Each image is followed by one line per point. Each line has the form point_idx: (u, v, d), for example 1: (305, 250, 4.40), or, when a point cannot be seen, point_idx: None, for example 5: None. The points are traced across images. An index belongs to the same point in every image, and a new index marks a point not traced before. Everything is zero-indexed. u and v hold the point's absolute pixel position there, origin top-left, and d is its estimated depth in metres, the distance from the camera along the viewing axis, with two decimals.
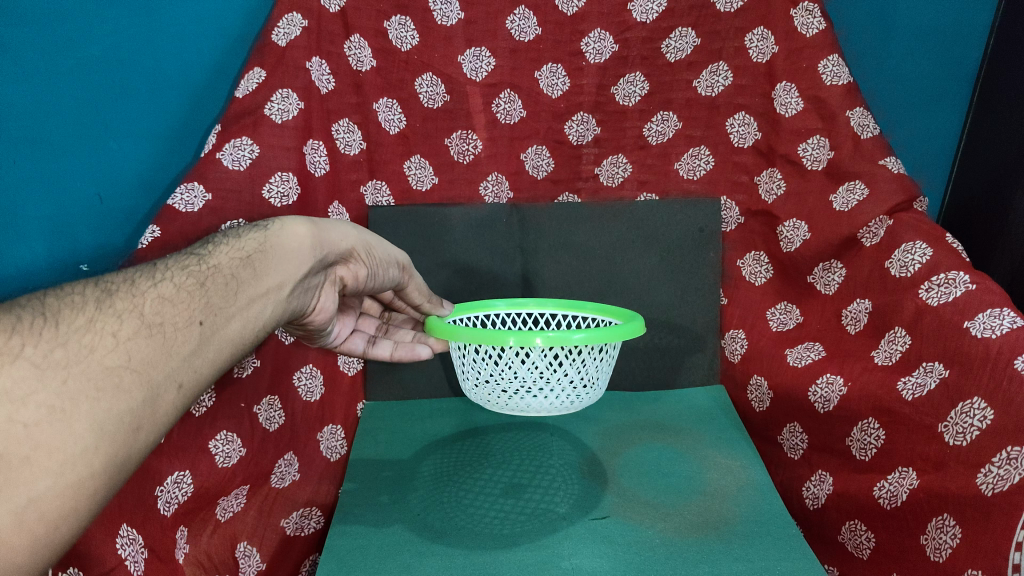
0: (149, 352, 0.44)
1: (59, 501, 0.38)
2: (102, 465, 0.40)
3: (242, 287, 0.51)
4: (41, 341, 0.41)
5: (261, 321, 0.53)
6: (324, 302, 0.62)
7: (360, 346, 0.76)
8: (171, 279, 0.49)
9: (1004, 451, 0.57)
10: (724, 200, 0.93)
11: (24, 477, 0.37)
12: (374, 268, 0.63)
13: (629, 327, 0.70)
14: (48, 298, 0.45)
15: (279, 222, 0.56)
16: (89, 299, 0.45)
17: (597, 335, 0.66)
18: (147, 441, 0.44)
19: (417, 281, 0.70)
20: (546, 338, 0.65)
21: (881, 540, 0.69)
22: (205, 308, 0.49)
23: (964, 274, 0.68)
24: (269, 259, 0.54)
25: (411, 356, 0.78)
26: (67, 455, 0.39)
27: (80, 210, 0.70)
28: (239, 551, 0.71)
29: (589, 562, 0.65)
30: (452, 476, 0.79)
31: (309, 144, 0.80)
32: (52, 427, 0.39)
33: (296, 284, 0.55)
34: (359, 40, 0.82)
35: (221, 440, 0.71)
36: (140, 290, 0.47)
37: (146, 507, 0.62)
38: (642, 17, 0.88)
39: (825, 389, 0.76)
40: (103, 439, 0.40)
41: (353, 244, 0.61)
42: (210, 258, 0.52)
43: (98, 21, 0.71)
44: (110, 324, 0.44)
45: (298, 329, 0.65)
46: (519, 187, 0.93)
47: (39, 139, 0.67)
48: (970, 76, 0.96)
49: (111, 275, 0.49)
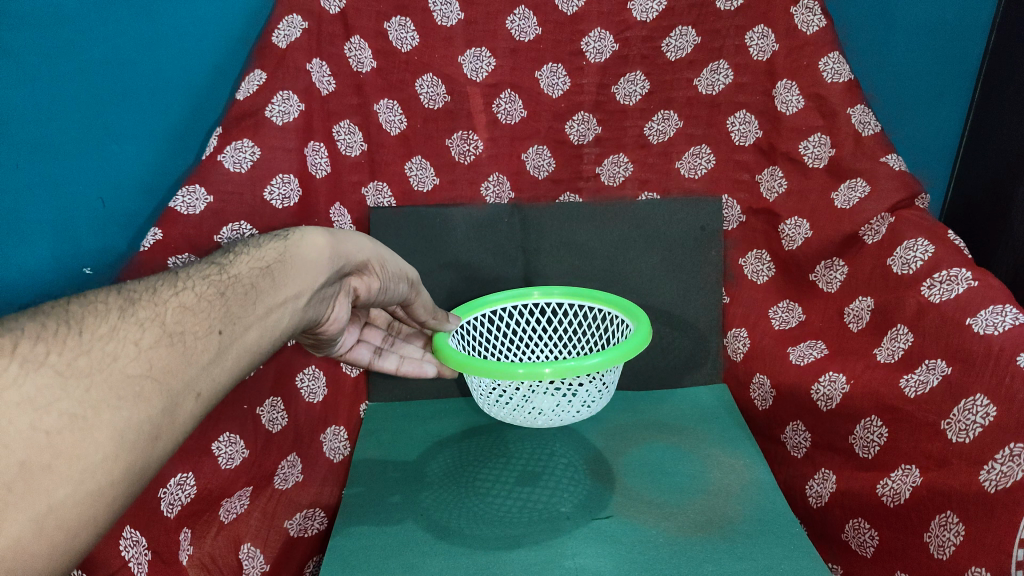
0: (169, 362, 0.45)
1: (78, 509, 0.39)
2: (122, 474, 0.41)
3: (260, 296, 0.52)
4: (65, 348, 0.43)
5: (278, 332, 0.53)
6: (337, 312, 0.62)
7: (365, 356, 0.75)
8: (191, 288, 0.50)
9: (1007, 448, 0.58)
10: (725, 199, 0.92)
11: (44, 485, 0.38)
12: (387, 280, 0.63)
13: (636, 340, 0.71)
14: (72, 305, 0.47)
15: (298, 232, 0.57)
16: (112, 308, 0.47)
17: (607, 358, 0.67)
18: (165, 450, 0.44)
19: (424, 297, 0.70)
20: (555, 367, 0.66)
21: (883, 539, 0.69)
22: (224, 317, 0.50)
23: (966, 270, 0.68)
24: (288, 270, 0.54)
25: (416, 373, 0.76)
26: (88, 463, 0.39)
27: (84, 216, 0.71)
28: (243, 552, 0.71)
29: (593, 562, 0.66)
30: (458, 476, 0.79)
31: (309, 145, 0.79)
32: (73, 435, 0.40)
33: (313, 294, 0.56)
34: (360, 41, 0.81)
35: (224, 442, 0.71)
36: (162, 298, 0.49)
37: (149, 510, 0.62)
38: (642, 16, 0.86)
39: (827, 387, 0.76)
40: (122, 446, 0.41)
41: (369, 255, 0.61)
42: (231, 268, 0.53)
43: (99, 25, 0.70)
44: (132, 333, 0.45)
45: (309, 337, 0.65)
46: (519, 188, 0.93)
47: (41, 143, 0.66)
48: (971, 72, 0.95)
49: (134, 283, 0.50)
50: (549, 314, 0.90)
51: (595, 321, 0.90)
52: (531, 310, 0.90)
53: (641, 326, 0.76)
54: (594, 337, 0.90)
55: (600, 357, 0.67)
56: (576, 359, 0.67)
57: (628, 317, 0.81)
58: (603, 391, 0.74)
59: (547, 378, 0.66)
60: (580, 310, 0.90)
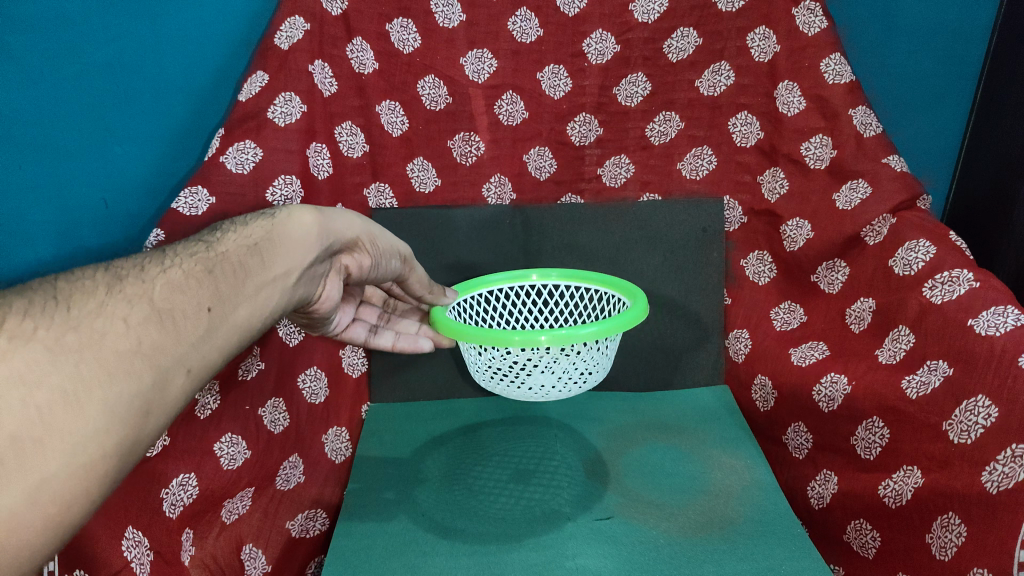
0: (159, 339, 0.45)
1: (70, 483, 0.38)
2: (113, 448, 0.40)
3: (249, 274, 0.52)
4: (53, 324, 0.42)
5: (268, 310, 0.54)
6: (329, 291, 0.62)
7: (362, 335, 0.76)
8: (179, 265, 0.50)
9: (1009, 449, 0.58)
10: (727, 200, 0.92)
11: (36, 459, 0.37)
12: (377, 256, 0.63)
13: (632, 313, 0.71)
14: (59, 283, 0.46)
15: (285, 211, 0.57)
16: (100, 285, 0.46)
17: (601, 329, 0.67)
18: (156, 426, 0.44)
19: (418, 273, 0.70)
20: (551, 335, 0.65)
21: (885, 539, 0.69)
22: (214, 296, 0.49)
23: (967, 272, 0.68)
24: (276, 248, 0.54)
25: (411, 348, 0.77)
26: (78, 438, 0.39)
27: (86, 216, 0.71)
28: (245, 553, 0.71)
29: (595, 562, 0.66)
30: (457, 476, 0.79)
31: (313, 146, 0.80)
32: (64, 410, 0.39)
33: (302, 272, 0.56)
34: (361, 43, 0.81)
35: (226, 443, 0.71)
36: (150, 275, 0.48)
37: (151, 510, 0.63)
38: (643, 17, 0.86)
39: (829, 388, 0.76)
40: (113, 421, 0.40)
41: (358, 232, 0.61)
42: (218, 245, 0.53)
43: (99, 26, 0.70)
44: (120, 309, 0.45)
45: (302, 317, 0.66)
46: (521, 189, 0.93)
47: (41, 144, 0.67)
48: (972, 74, 0.95)
49: (119, 262, 0.50)
50: (546, 296, 0.91)
51: (591, 299, 0.90)
52: (529, 291, 0.90)
53: (638, 302, 0.75)
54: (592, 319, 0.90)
55: (594, 326, 0.66)
56: (571, 328, 0.66)
57: (624, 295, 0.81)
58: (601, 364, 0.73)
59: (544, 346, 0.65)
60: (575, 291, 0.91)
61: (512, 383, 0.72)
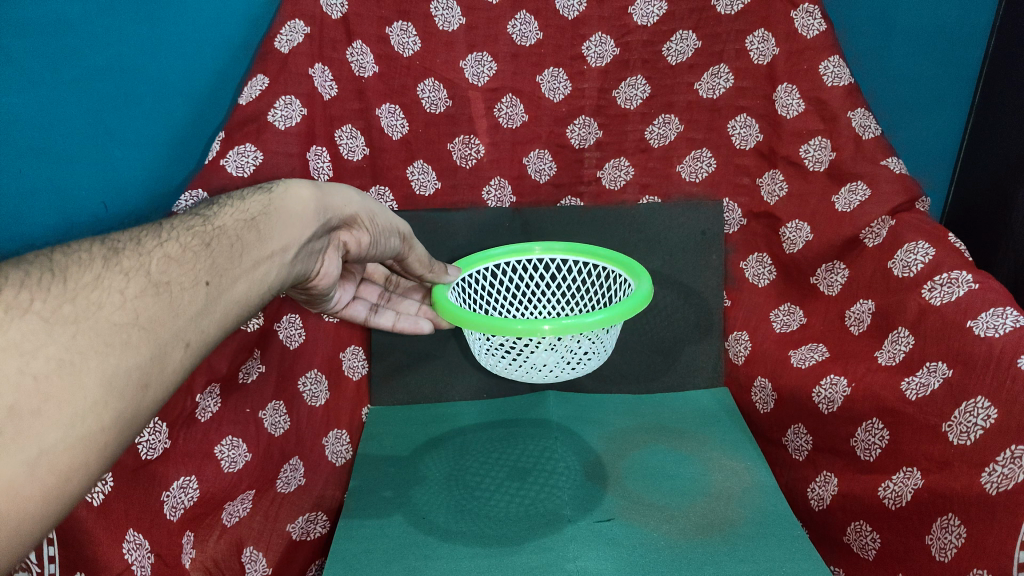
0: (156, 312, 0.44)
1: (70, 454, 0.38)
2: (112, 421, 0.40)
3: (247, 249, 0.52)
4: (50, 296, 0.41)
5: (266, 285, 0.54)
6: (328, 267, 0.62)
7: (362, 313, 0.76)
8: (176, 238, 0.50)
9: (1008, 450, 0.58)
10: (726, 202, 0.93)
11: (35, 429, 0.37)
12: (376, 234, 0.64)
13: (635, 300, 0.69)
14: (55, 255, 0.45)
15: (282, 185, 0.58)
16: (96, 257, 0.46)
17: (608, 316, 0.66)
18: (155, 399, 0.43)
19: (418, 252, 0.70)
20: (554, 324, 0.64)
21: (885, 541, 0.69)
22: (211, 269, 0.49)
23: (966, 273, 0.68)
24: (274, 222, 0.55)
25: (412, 330, 0.77)
26: (76, 409, 0.38)
27: (87, 220, 0.72)
28: (245, 556, 0.71)
29: (594, 564, 0.66)
30: (461, 478, 0.79)
31: (313, 150, 0.81)
32: (61, 380, 0.38)
33: (300, 248, 0.56)
34: (361, 46, 0.81)
35: (227, 445, 0.71)
36: (147, 249, 0.48)
37: (151, 513, 0.63)
38: (642, 20, 0.86)
39: (829, 390, 0.77)
40: (111, 394, 0.40)
41: (356, 208, 0.61)
42: (215, 219, 0.53)
43: (100, 30, 0.70)
44: (117, 282, 0.44)
45: (302, 293, 0.66)
46: (521, 191, 0.93)
47: (42, 151, 0.68)
48: (971, 75, 0.95)
49: (116, 235, 0.49)
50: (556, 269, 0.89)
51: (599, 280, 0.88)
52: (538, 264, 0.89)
53: (643, 283, 0.74)
54: (593, 298, 0.89)
55: (596, 317, 0.66)
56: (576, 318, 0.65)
57: (629, 277, 0.79)
58: (601, 348, 0.72)
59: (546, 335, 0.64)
60: (585, 265, 0.89)
61: (512, 364, 0.71)
